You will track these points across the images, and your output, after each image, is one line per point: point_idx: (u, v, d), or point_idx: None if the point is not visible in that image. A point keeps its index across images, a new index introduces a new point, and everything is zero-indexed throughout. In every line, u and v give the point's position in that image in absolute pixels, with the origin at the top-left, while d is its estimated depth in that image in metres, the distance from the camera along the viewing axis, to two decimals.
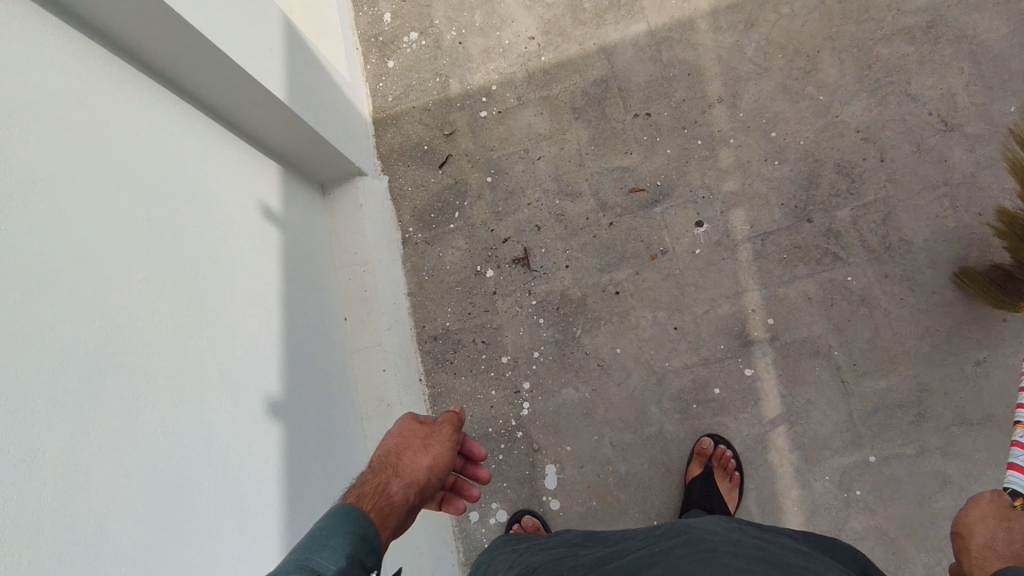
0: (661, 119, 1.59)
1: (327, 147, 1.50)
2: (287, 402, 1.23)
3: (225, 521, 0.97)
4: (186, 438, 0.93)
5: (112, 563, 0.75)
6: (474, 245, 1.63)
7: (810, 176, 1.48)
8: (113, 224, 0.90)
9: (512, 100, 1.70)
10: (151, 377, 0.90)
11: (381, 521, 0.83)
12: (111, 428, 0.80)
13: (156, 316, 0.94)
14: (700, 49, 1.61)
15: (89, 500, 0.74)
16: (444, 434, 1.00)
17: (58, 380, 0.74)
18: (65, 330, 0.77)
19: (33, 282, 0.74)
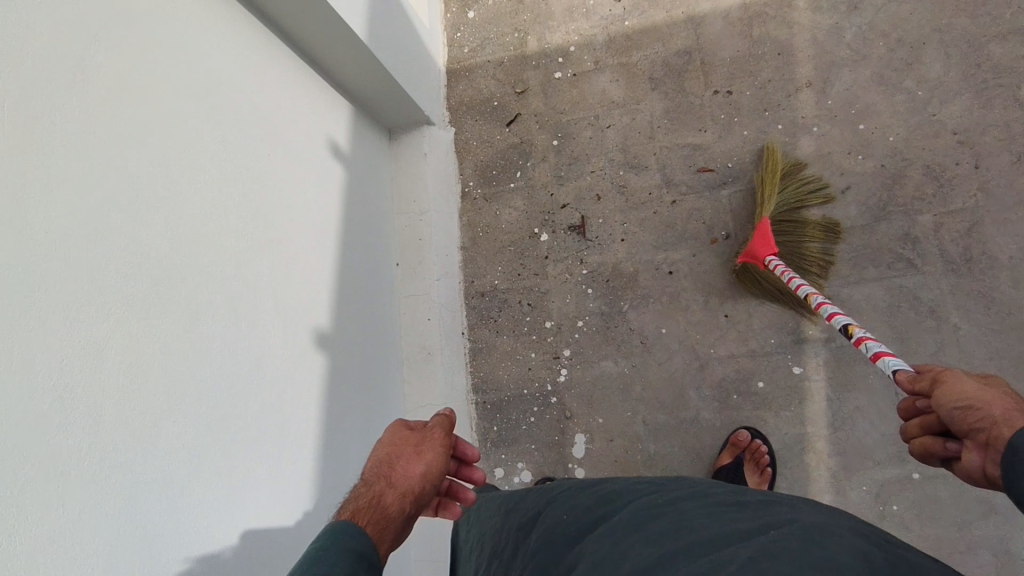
0: (742, 99, 1.52)
1: (400, 92, 1.51)
2: (334, 338, 1.27)
3: (265, 440, 1.01)
4: (237, 356, 0.97)
5: (162, 460, 0.80)
6: (532, 206, 1.61)
7: (894, 175, 1.40)
8: (192, 143, 0.93)
9: (589, 64, 1.65)
10: (211, 292, 0.93)
11: (379, 534, 0.84)
12: (168, 333, 0.84)
13: (222, 235, 0.97)
14: (795, 28, 1.52)
15: (143, 397, 0.78)
16: (437, 440, 1.01)
17: (124, 278, 0.77)
18: (140, 238, 0.81)
19: (116, 188, 0.78)
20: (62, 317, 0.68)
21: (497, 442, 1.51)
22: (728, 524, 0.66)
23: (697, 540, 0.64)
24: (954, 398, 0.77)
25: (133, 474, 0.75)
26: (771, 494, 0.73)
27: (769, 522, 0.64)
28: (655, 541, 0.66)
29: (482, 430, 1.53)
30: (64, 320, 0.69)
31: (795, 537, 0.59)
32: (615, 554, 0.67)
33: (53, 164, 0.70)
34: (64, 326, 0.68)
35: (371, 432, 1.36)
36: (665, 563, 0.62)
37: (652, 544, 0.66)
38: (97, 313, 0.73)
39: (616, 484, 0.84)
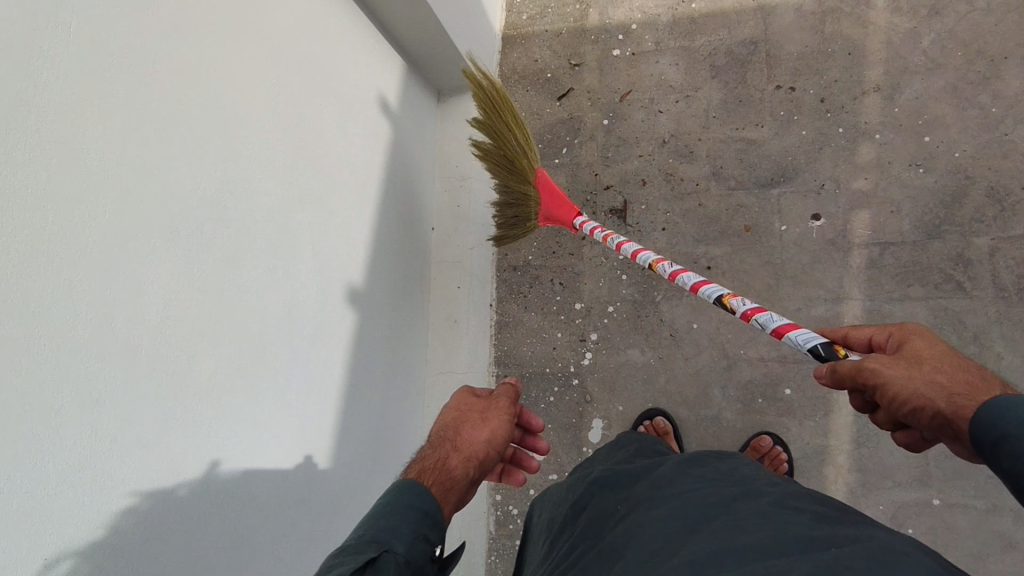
0: (805, 97, 1.47)
1: (455, 54, 1.47)
2: (366, 296, 1.27)
3: (292, 388, 1.02)
4: (272, 302, 0.97)
5: (192, 398, 0.80)
6: (575, 184, 1.58)
7: (955, 193, 1.35)
8: (248, 84, 0.92)
9: (650, 44, 1.60)
10: (254, 235, 0.93)
11: (444, 494, 0.85)
12: (211, 268, 0.84)
13: (269, 181, 0.97)
14: (870, 28, 1.46)
15: (181, 327, 0.79)
16: (501, 408, 1.02)
17: (174, 208, 0.78)
18: (190, 175, 0.80)
19: (171, 123, 0.77)
20: (111, 234, 0.68)
21: None
22: (783, 529, 0.65)
23: (749, 543, 0.63)
24: (895, 400, 0.76)
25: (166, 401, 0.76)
26: (826, 503, 0.72)
27: (830, 533, 0.64)
28: (703, 542, 0.66)
29: None
30: (115, 239, 0.69)
31: (858, 553, 0.58)
32: (666, 547, 0.68)
33: (117, 80, 0.69)
34: (114, 243, 0.69)
35: (391, 392, 1.37)
36: (717, 561, 0.62)
37: (703, 540, 0.66)
38: (145, 235, 0.73)
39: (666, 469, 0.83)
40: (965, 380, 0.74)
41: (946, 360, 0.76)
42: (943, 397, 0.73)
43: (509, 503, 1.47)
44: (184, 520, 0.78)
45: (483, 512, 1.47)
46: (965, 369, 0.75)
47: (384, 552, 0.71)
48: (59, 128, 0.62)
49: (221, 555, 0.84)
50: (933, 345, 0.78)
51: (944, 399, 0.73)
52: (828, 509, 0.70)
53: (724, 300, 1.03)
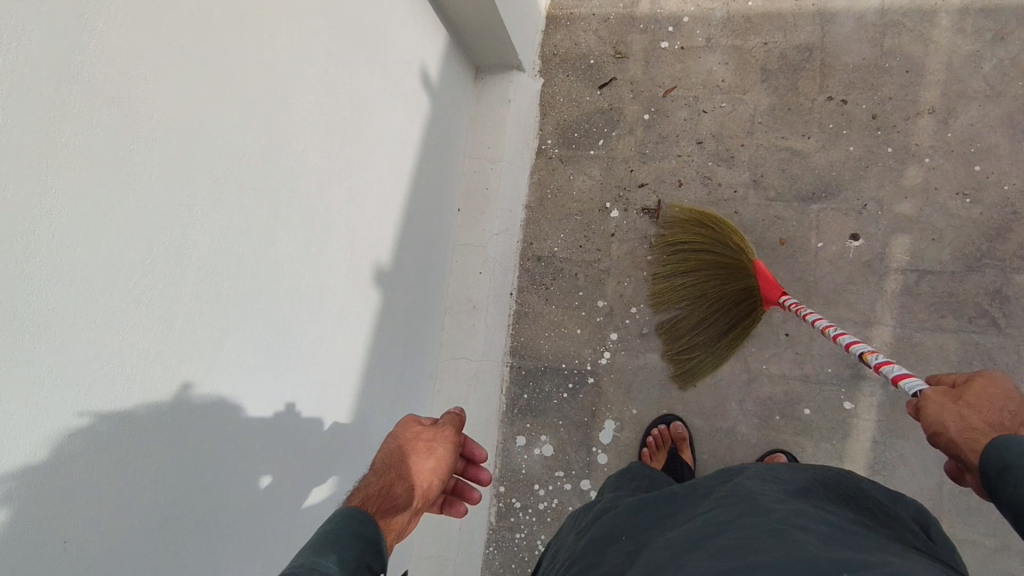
0: (856, 112, 1.42)
1: (500, 29, 1.41)
2: (391, 275, 1.23)
3: (314, 365, 0.97)
4: (306, 275, 0.93)
5: (220, 378, 0.75)
6: (609, 178, 1.54)
7: (1000, 227, 1.32)
8: (298, 47, 0.87)
9: (700, 39, 1.54)
10: (294, 200, 0.88)
11: (386, 522, 0.81)
12: (253, 219, 0.79)
13: (312, 149, 0.92)
14: (931, 46, 1.41)
15: (222, 273, 0.74)
16: (447, 437, 0.97)
17: (223, 140, 0.72)
18: (236, 138, 0.74)
19: (221, 80, 0.71)
20: (163, 153, 0.63)
21: (524, 411, 1.48)
22: (796, 550, 0.60)
23: (761, 561, 0.59)
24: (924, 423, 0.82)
25: (203, 349, 0.71)
26: (840, 523, 0.68)
27: (842, 556, 0.59)
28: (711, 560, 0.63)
29: (511, 395, 1.50)
30: (166, 159, 0.63)
31: None
32: (672, 566, 0.65)
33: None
34: (164, 164, 0.63)
35: (405, 372, 1.33)
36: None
37: (713, 557, 0.63)
38: (195, 161, 0.67)
39: (683, 498, 0.81)
40: (991, 422, 0.75)
41: (986, 400, 0.76)
42: (954, 428, 0.78)
43: (512, 496, 1.44)
44: (206, 476, 0.72)
45: (484, 503, 1.44)
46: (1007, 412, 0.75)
47: None
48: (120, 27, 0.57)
49: (239, 520, 0.79)
50: (988, 384, 0.78)
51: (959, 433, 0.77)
52: (843, 531, 0.66)
53: (863, 354, 1.04)
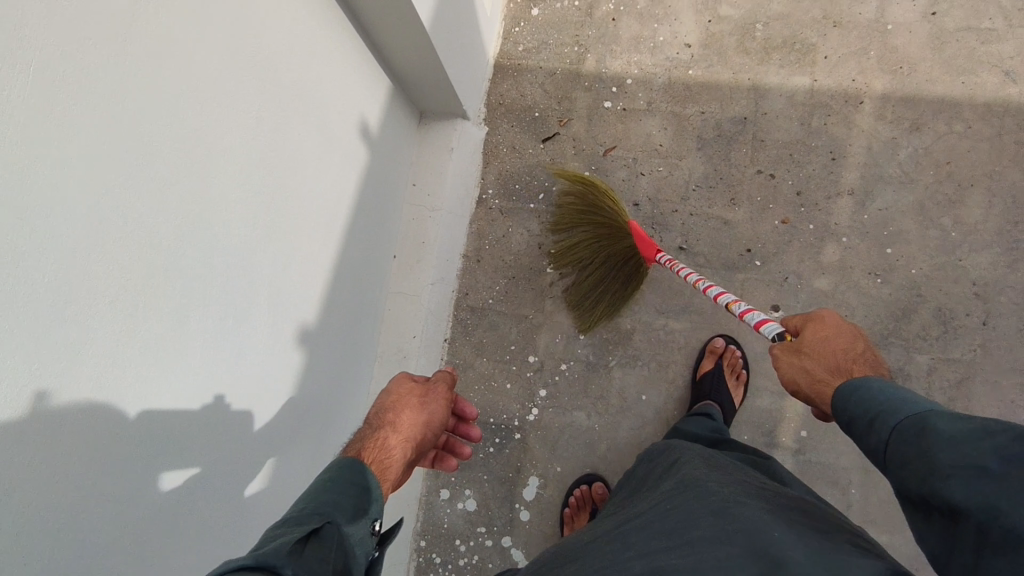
0: (782, 187, 1.48)
1: (444, 81, 1.40)
2: (317, 330, 1.20)
3: (244, 424, 0.95)
4: (234, 339, 0.91)
5: (126, 472, 0.69)
6: (547, 233, 1.55)
7: (906, 308, 1.40)
8: (225, 114, 0.83)
9: (642, 103, 1.58)
10: (226, 258, 0.86)
11: (381, 472, 0.97)
12: (187, 262, 0.77)
13: (239, 213, 0.89)
14: (854, 130, 1.48)
15: (131, 342, 0.68)
16: (437, 393, 1.15)
17: (136, 214, 0.67)
18: (151, 219, 0.69)
19: (136, 158, 0.66)
20: (96, 196, 0.61)
21: None
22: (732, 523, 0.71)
23: (701, 535, 0.70)
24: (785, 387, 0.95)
25: (133, 393, 0.69)
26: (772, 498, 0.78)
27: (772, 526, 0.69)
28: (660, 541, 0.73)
29: None
30: (100, 200, 0.61)
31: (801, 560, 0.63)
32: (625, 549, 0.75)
33: (131, 28, 0.64)
34: (94, 211, 0.61)
35: (333, 420, 1.30)
36: None
37: (661, 538, 0.74)
38: (127, 201, 0.65)
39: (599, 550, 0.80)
40: (830, 370, 0.88)
41: (821, 348, 0.90)
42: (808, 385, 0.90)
43: (433, 550, 1.44)
44: (117, 557, 0.68)
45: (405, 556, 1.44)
46: (838, 357, 0.88)
47: (326, 525, 0.77)
48: (62, 62, 0.56)
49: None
50: (815, 336, 0.92)
51: (808, 381, 0.90)
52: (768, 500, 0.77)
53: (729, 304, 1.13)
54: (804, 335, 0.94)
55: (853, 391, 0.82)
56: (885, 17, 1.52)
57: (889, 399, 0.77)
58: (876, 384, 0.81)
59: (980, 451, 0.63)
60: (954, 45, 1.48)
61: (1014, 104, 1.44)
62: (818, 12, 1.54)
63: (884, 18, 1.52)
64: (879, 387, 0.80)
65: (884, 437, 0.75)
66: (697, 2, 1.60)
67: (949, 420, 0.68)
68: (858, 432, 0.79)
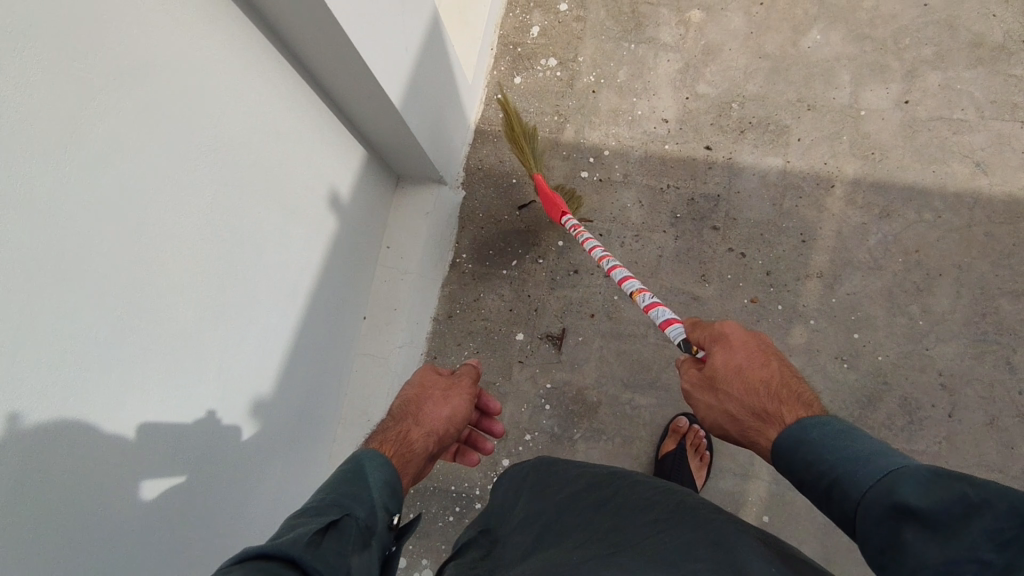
0: (752, 266, 1.49)
1: (418, 150, 1.43)
2: (279, 394, 1.21)
3: (195, 506, 0.97)
4: (178, 420, 0.94)
5: (58, 546, 0.72)
6: (519, 300, 1.56)
7: (873, 396, 1.39)
8: (174, 202, 0.89)
9: (617, 174, 1.60)
10: (169, 338, 0.91)
11: (403, 465, 0.83)
12: (126, 329, 0.82)
13: (187, 299, 0.94)
14: (825, 213, 1.50)
15: (61, 423, 0.73)
16: (463, 389, 1.01)
17: (66, 305, 0.73)
18: (85, 309, 0.75)
19: (67, 256, 0.72)
20: (22, 283, 0.67)
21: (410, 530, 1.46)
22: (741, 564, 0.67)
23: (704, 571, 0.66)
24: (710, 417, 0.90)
25: (61, 453, 0.73)
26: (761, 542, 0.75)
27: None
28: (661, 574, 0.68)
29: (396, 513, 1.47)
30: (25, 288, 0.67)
31: None
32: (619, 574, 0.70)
33: (69, 130, 0.72)
34: (25, 282, 0.67)
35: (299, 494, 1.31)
36: None
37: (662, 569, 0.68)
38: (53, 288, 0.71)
39: None
40: (751, 409, 0.82)
41: (736, 376, 0.85)
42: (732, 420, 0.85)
43: None
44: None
45: None
46: (753, 385, 0.83)
47: (345, 517, 0.68)
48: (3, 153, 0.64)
49: None
50: (726, 361, 0.87)
51: (734, 424, 0.85)
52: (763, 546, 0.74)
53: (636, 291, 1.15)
54: (718, 364, 0.88)
55: (800, 442, 0.75)
56: (858, 103, 1.55)
57: (849, 454, 0.69)
58: (842, 427, 0.73)
59: (969, 534, 0.54)
60: (926, 134, 1.51)
61: (983, 195, 1.45)
62: (793, 95, 1.57)
63: (857, 104, 1.55)
64: (832, 431, 0.73)
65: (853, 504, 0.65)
66: (676, 79, 1.63)
67: (916, 486, 0.59)
68: (818, 499, 0.70)
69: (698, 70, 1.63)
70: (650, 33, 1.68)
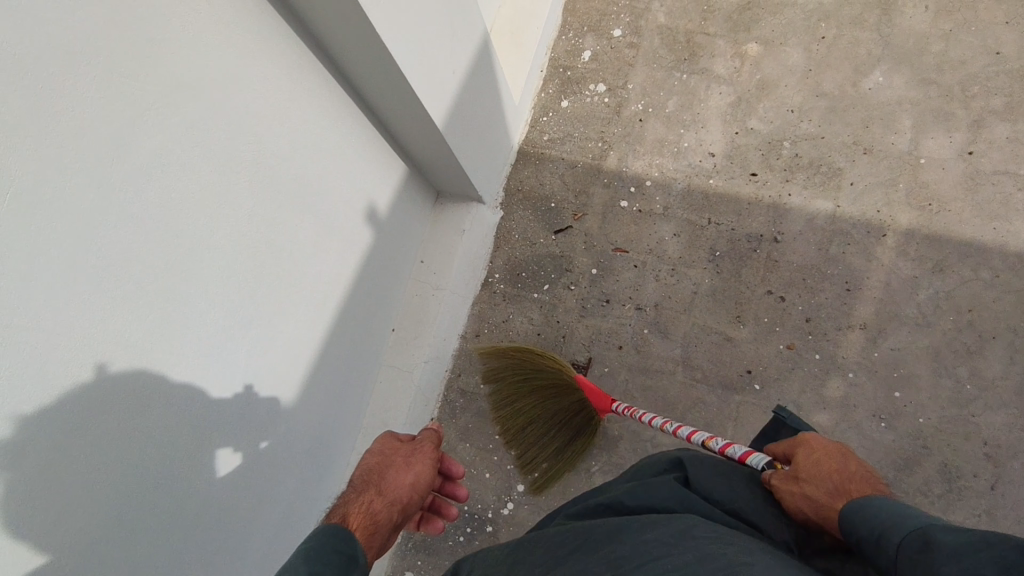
0: (791, 311, 1.44)
1: (459, 170, 1.44)
2: (307, 396, 1.23)
3: (214, 511, 0.98)
4: (205, 427, 0.95)
5: (77, 534, 0.75)
6: (547, 325, 1.54)
7: (910, 459, 1.32)
8: (219, 210, 0.92)
9: (658, 206, 1.57)
10: (202, 341, 0.93)
11: (367, 539, 0.85)
12: (162, 331, 0.85)
13: (218, 308, 0.95)
14: (873, 263, 1.44)
15: (94, 418, 0.76)
16: (425, 453, 1.02)
17: (107, 306, 0.76)
18: (125, 310, 0.79)
19: (110, 259, 0.76)
20: (69, 284, 0.71)
21: (419, 546, 1.46)
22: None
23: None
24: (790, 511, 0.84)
25: (92, 444, 0.76)
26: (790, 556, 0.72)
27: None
28: None
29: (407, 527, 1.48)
30: (57, 290, 0.70)
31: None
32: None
33: (118, 138, 0.74)
34: (70, 282, 0.71)
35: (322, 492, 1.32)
36: None
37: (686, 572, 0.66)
38: (85, 291, 0.73)
39: None
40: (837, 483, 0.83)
41: (819, 465, 0.87)
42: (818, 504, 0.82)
43: None
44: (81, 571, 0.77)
45: None
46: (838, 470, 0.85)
47: None
48: (57, 162, 0.68)
49: None
50: (812, 455, 0.89)
51: (822, 499, 0.82)
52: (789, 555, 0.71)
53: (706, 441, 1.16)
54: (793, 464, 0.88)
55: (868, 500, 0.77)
56: (918, 150, 1.48)
57: (892, 513, 0.72)
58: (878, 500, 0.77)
59: (982, 561, 0.58)
60: (989, 189, 1.43)
61: None
62: (849, 138, 1.52)
63: (917, 152, 1.48)
64: (883, 505, 0.75)
65: (894, 551, 0.68)
66: (727, 113, 1.60)
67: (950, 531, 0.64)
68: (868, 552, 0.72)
69: (750, 104, 1.59)
70: (704, 64, 1.65)
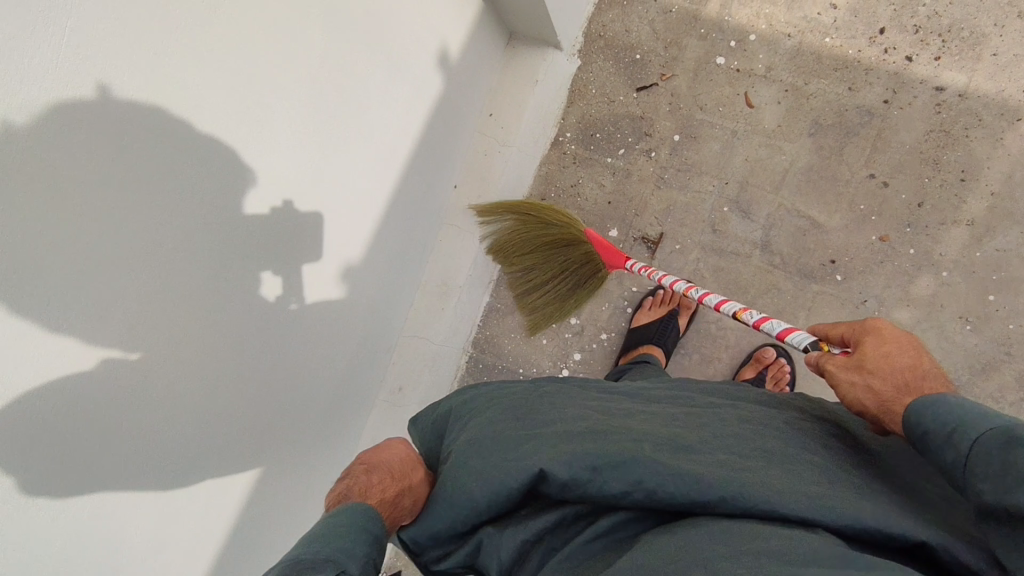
0: (894, 199, 1.31)
1: (542, 9, 1.25)
2: (367, 259, 1.18)
3: (286, 360, 0.98)
4: (279, 271, 0.90)
5: (161, 350, 0.69)
6: (619, 194, 1.43)
7: (989, 363, 1.26)
8: (296, 41, 0.81)
9: (760, 66, 1.38)
10: (279, 185, 0.86)
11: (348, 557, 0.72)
12: (233, 144, 0.74)
13: (290, 155, 0.86)
14: (998, 151, 1.28)
15: (165, 232, 0.66)
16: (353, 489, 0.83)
17: (180, 98, 0.64)
18: (197, 112, 0.67)
19: (184, 46, 0.63)
20: (144, 75, 0.59)
21: None
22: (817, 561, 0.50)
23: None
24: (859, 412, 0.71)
25: (166, 258, 0.67)
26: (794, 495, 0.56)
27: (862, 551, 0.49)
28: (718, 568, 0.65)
29: None
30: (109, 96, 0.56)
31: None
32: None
33: None
34: (149, 71, 0.59)
35: None
36: None
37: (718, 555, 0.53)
38: (104, 84, 0.55)
39: None
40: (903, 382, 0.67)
41: (895, 357, 0.69)
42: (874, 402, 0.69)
43: None
44: (166, 387, 0.72)
45: None
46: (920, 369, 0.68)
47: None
48: None
49: (212, 417, 0.82)
50: (886, 340, 0.71)
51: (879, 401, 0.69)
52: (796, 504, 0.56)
53: (738, 312, 1.04)
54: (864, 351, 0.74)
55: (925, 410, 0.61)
56: None
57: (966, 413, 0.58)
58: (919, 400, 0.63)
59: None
60: None
61: None
62: None
63: None
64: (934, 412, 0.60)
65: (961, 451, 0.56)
66: None
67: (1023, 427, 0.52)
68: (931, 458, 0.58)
69: None
70: None
